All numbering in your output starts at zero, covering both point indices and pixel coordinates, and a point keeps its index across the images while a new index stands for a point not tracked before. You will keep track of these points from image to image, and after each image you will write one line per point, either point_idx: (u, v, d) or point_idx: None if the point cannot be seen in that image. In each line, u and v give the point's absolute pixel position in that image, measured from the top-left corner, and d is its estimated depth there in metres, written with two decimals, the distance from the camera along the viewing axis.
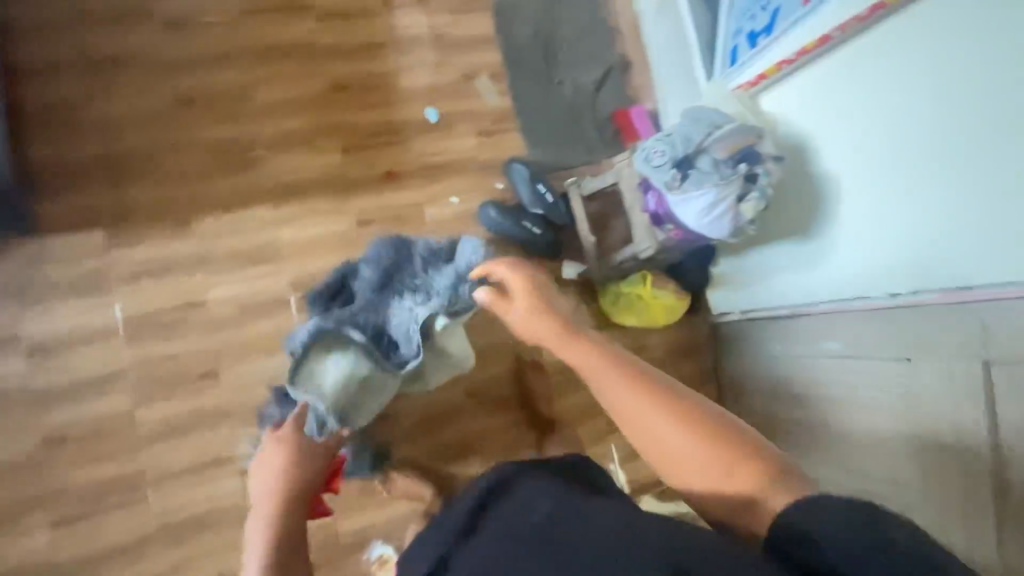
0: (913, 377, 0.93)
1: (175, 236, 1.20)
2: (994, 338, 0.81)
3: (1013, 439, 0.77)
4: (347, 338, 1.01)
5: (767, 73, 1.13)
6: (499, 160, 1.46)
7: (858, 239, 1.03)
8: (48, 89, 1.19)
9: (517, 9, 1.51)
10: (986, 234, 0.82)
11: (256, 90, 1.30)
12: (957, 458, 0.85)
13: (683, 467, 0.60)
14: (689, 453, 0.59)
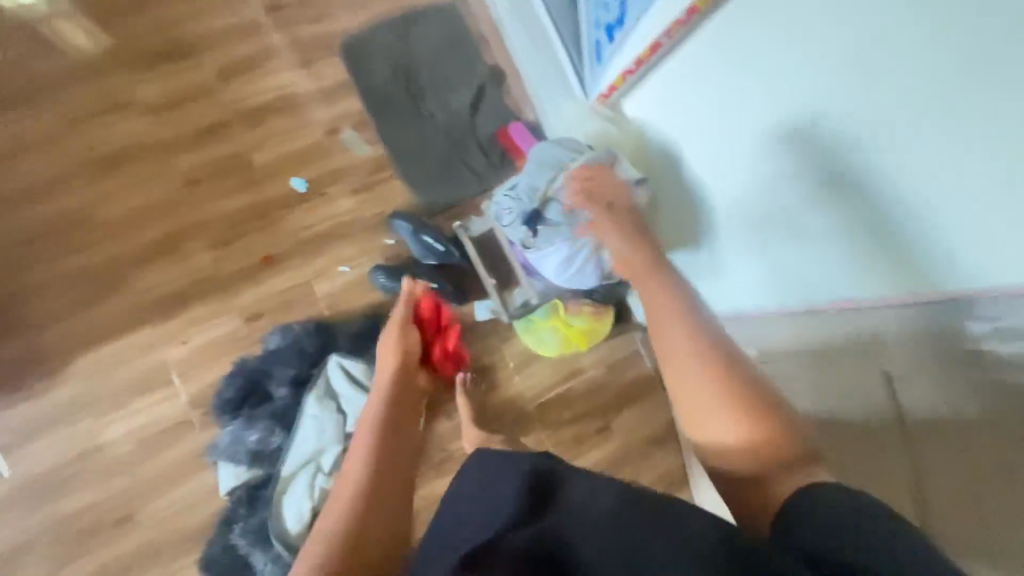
0: (824, 370, 0.75)
1: (54, 384, 1.15)
2: (884, 340, 0.65)
3: (923, 436, 0.58)
4: (283, 448, 1.18)
5: (616, 83, 1.04)
6: (385, 212, 1.34)
7: (753, 241, 0.90)
8: None
9: (367, 45, 1.38)
10: (865, 231, 0.68)
11: (102, 206, 1.22)
12: (874, 453, 0.65)
13: (710, 427, 0.55)
14: (725, 418, 0.54)
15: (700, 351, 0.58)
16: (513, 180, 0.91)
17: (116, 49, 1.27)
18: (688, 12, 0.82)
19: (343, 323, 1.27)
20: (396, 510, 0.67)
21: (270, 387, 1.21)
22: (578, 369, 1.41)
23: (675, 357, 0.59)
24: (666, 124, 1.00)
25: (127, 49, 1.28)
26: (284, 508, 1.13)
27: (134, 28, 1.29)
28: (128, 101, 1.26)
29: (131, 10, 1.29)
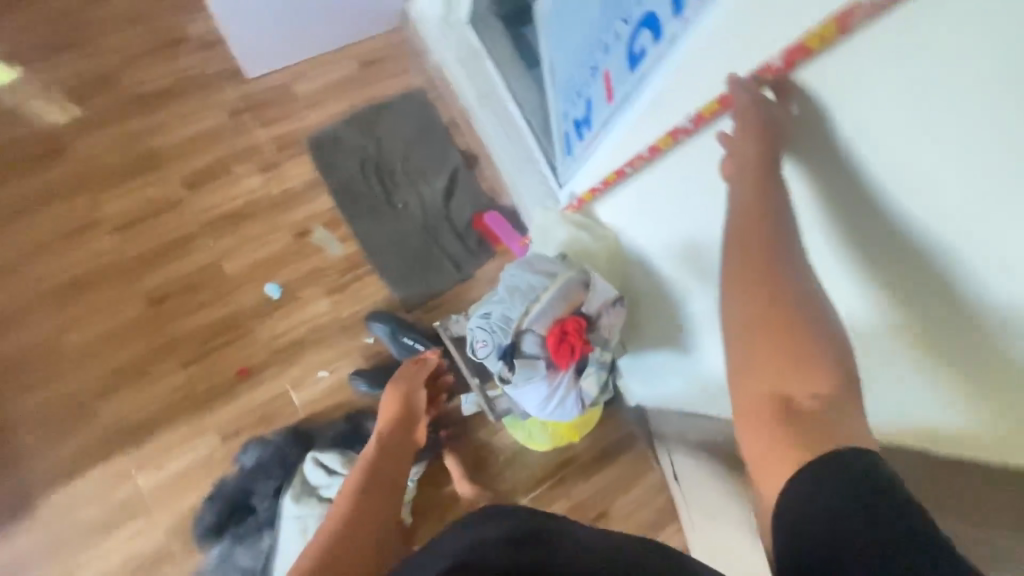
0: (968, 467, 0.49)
1: (27, 524, 1.11)
2: None
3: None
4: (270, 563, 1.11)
5: (585, 198, 1.07)
6: (363, 311, 1.31)
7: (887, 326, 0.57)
8: None
9: (338, 143, 1.38)
10: None
11: (70, 334, 1.20)
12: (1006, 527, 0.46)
13: (755, 365, 0.51)
14: (768, 354, 0.50)
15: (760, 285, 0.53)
16: (486, 307, 0.88)
17: (88, 169, 1.29)
18: (653, 150, 0.84)
19: (322, 425, 1.22)
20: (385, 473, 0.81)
21: (254, 502, 1.16)
22: (573, 456, 1.33)
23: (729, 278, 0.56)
24: (635, 235, 1.01)
25: (96, 169, 1.29)
26: None
27: (103, 150, 1.30)
28: (95, 221, 1.26)
29: (99, 131, 1.32)
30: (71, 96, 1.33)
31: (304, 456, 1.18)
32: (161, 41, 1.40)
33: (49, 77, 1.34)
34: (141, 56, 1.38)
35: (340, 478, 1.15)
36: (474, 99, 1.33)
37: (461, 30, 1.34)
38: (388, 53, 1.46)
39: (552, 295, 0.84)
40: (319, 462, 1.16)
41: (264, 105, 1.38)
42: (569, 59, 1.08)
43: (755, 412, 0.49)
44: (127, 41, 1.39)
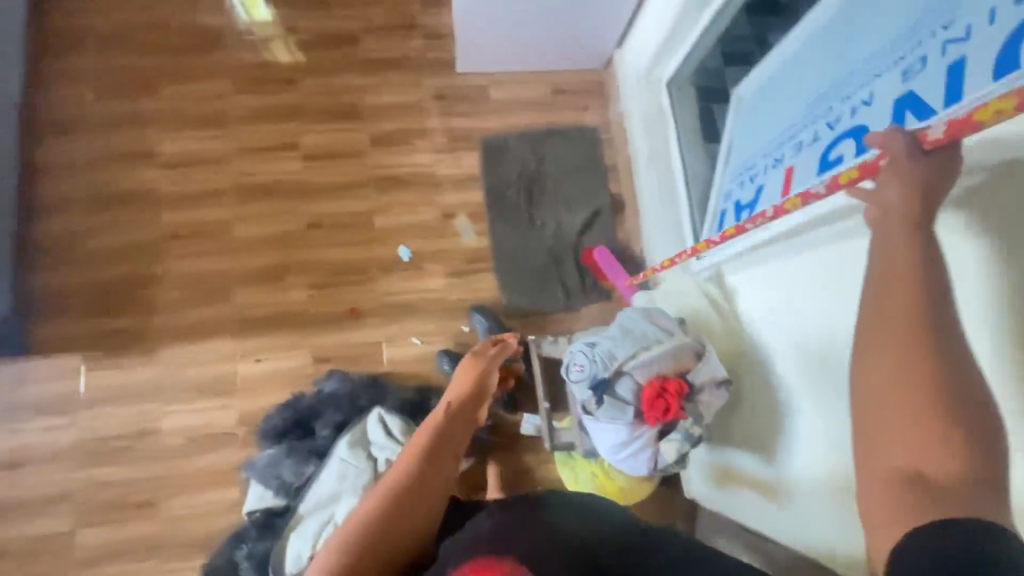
0: None
1: (144, 362, 1.28)
2: None
3: None
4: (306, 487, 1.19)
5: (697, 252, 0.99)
6: (469, 302, 1.39)
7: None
8: (60, 225, 1.31)
9: (507, 150, 1.49)
10: None
11: (236, 226, 1.37)
12: None
13: (884, 431, 0.41)
14: (892, 423, 0.41)
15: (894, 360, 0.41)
16: (594, 338, 0.90)
17: (300, 97, 1.46)
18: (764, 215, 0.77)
19: (396, 384, 1.30)
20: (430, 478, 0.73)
21: (316, 427, 1.25)
22: None
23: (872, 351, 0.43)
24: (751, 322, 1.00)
25: (307, 98, 1.46)
26: (293, 549, 1.12)
27: (318, 86, 1.47)
28: (288, 144, 1.43)
29: (322, 67, 1.48)
30: (305, 33, 1.49)
31: (370, 410, 1.25)
32: (395, 12, 1.53)
33: (299, 8, 1.51)
34: (377, 14, 1.53)
35: (394, 444, 1.20)
36: (644, 152, 1.39)
37: (657, 89, 1.39)
38: (583, 90, 1.56)
39: (659, 351, 0.84)
40: (382, 421, 1.23)
41: (459, 97, 1.51)
42: (753, 147, 1.16)
43: (883, 501, 0.40)
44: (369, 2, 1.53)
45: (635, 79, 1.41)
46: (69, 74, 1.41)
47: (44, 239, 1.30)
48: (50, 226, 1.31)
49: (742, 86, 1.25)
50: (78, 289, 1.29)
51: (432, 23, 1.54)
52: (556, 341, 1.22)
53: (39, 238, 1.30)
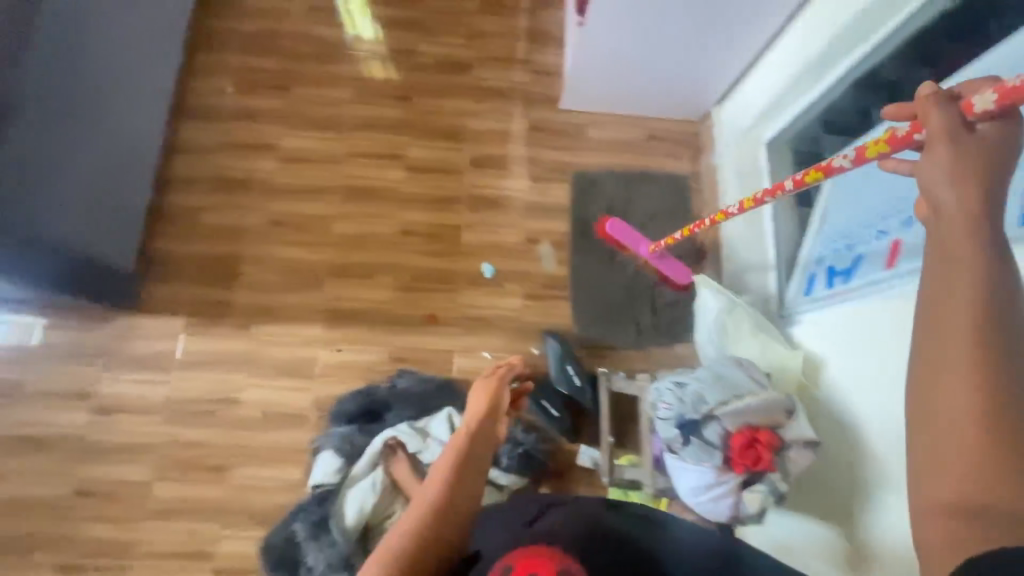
0: None
1: (237, 336, 1.37)
2: None
3: None
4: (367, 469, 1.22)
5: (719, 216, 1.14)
6: (542, 325, 1.43)
7: None
8: (185, 199, 1.44)
9: (597, 187, 1.55)
10: None
11: (336, 223, 1.45)
12: None
13: (933, 438, 0.38)
14: (945, 422, 0.38)
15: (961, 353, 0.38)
16: (682, 378, 0.92)
17: (411, 112, 1.55)
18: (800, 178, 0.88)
19: (464, 392, 1.34)
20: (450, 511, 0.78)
21: (386, 416, 1.30)
22: None
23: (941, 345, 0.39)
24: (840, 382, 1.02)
25: (418, 114, 1.55)
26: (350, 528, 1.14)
27: (430, 105, 1.57)
28: (393, 154, 1.51)
29: (436, 88, 1.59)
30: (423, 56, 1.61)
31: (440, 408, 1.29)
32: (508, 47, 1.64)
33: (423, 32, 1.63)
34: (493, 46, 1.64)
35: None
36: (735, 207, 1.43)
37: (755, 146, 1.43)
38: (677, 139, 1.60)
39: (753, 405, 0.85)
40: (450, 420, 1.27)
41: (557, 130, 1.58)
42: (850, 215, 1.15)
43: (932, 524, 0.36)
44: (485, 35, 1.65)
45: (733, 136, 1.46)
46: (210, 67, 1.54)
47: (169, 209, 1.43)
48: (176, 198, 1.44)
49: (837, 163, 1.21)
50: (190, 261, 1.40)
51: (540, 61, 1.64)
52: (627, 378, 1.25)
53: (165, 208, 1.43)
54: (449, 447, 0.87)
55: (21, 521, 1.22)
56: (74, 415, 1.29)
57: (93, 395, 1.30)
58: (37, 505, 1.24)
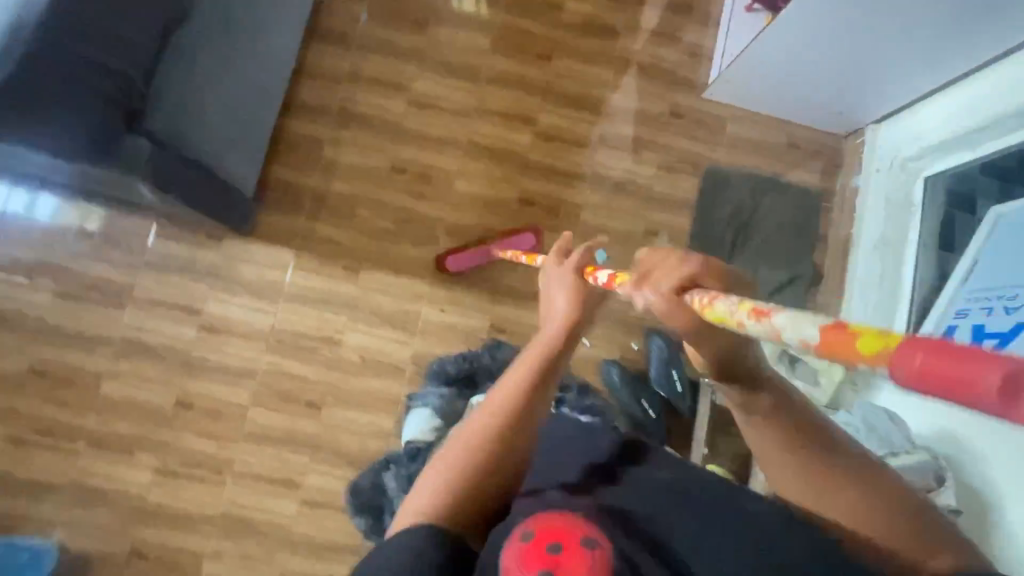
0: None
1: (344, 278, 1.35)
2: None
3: None
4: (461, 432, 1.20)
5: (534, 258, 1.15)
6: (645, 321, 1.40)
7: None
8: (308, 127, 1.39)
9: (725, 187, 1.48)
10: None
11: (457, 180, 1.42)
12: None
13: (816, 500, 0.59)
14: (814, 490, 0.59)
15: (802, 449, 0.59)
16: None
17: (548, 74, 1.48)
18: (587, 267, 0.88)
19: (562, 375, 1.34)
20: (500, 464, 0.58)
21: (484, 382, 1.28)
22: None
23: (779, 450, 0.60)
24: (973, 442, 1.03)
25: (555, 79, 1.48)
26: None
27: (568, 70, 1.48)
28: (526, 117, 1.45)
29: (577, 52, 1.49)
30: (570, 14, 1.50)
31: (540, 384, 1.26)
32: (663, 19, 1.53)
33: None
34: (642, 16, 1.52)
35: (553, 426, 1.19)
36: (872, 238, 1.38)
37: (910, 178, 1.36)
38: (818, 152, 1.51)
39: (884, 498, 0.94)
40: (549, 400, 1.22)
41: (696, 119, 1.49)
42: (1011, 267, 1.09)
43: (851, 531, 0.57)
44: (640, 1, 1.53)
45: (888, 161, 1.38)
46: None
47: (291, 135, 1.39)
48: (299, 125, 1.40)
49: (1005, 204, 1.14)
50: (309, 193, 1.37)
51: (693, 41, 1.52)
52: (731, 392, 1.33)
53: (287, 133, 1.39)
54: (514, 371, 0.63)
55: (127, 421, 1.27)
56: (182, 328, 1.30)
57: (201, 312, 1.31)
58: (142, 408, 1.27)
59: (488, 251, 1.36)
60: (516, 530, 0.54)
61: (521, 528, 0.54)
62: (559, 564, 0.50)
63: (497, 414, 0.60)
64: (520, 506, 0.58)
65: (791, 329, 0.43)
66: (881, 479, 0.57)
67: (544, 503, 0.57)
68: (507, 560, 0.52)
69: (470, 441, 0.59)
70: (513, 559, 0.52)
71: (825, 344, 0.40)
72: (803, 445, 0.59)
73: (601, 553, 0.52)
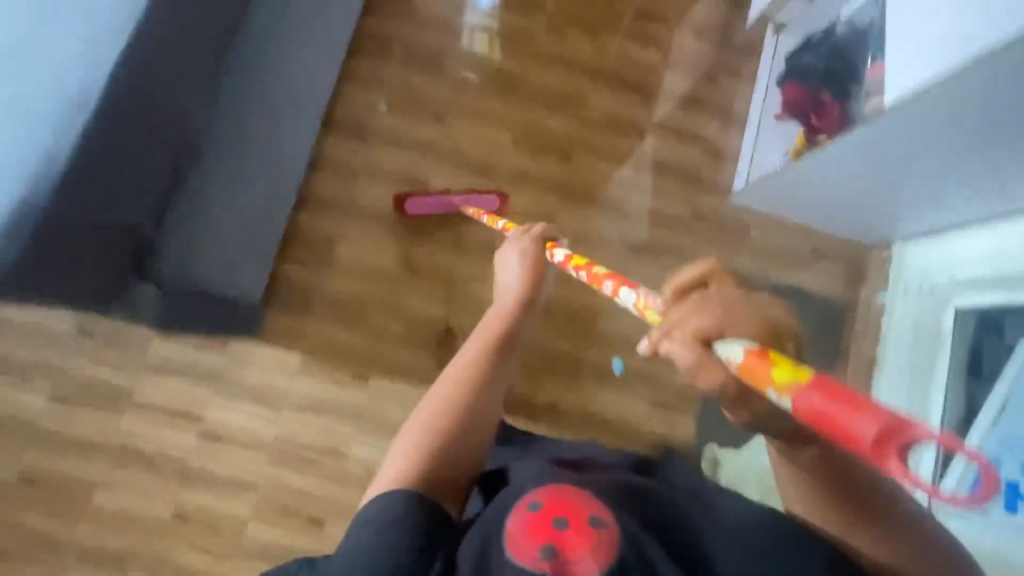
0: None
1: (353, 385, 1.30)
2: None
3: None
4: None
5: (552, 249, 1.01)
6: (662, 437, 1.36)
7: None
8: (321, 223, 1.34)
9: (749, 296, 1.44)
10: None
11: (474, 283, 1.37)
12: None
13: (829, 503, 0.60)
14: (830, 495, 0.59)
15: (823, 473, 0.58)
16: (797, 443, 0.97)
17: (571, 174, 1.44)
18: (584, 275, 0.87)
19: None
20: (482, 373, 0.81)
21: None
22: None
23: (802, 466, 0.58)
24: None
25: (578, 178, 1.44)
26: None
27: (592, 170, 1.44)
28: (547, 218, 1.41)
29: (601, 151, 1.45)
30: (594, 110, 1.46)
31: None
32: (689, 119, 1.49)
33: (599, 84, 1.47)
34: (670, 116, 1.48)
35: None
36: (900, 364, 1.34)
37: (939, 305, 1.29)
38: (845, 262, 1.47)
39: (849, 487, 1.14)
40: None
41: (721, 224, 1.45)
42: None
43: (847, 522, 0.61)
44: (668, 100, 1.49)
45: (916, 285, 1.34)
46: (370, 77, 1.40)
47: (303, 231, 1.33)
48: (311, 220, 1.34)
49: None
50: (321, 295, 1.32)
51: (719, 141, 1.49)
52: None
53: (298, 228, 1.33)
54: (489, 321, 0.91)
55: (118, 534, 1.21)
56: (182, 436, 1.25)
57: (202, 419, 1.26)
58: (135, 521, 1.22)
59: (448, 200, 1.35)
60: (525, 498, 0.69)
61: (531, 499, 0.68)
62: (564, 537, 0.63)
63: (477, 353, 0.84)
64: (531, 479, 0.72)
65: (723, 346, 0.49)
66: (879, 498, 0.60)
67: (557, 482, 0.71)
68: (518, 528, 0.65)
69: (459, 362, 0.83)
70: (521, 522, 0.65)
71: (742, 373, 0.46)
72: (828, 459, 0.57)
73: (604, 532, 0.64)
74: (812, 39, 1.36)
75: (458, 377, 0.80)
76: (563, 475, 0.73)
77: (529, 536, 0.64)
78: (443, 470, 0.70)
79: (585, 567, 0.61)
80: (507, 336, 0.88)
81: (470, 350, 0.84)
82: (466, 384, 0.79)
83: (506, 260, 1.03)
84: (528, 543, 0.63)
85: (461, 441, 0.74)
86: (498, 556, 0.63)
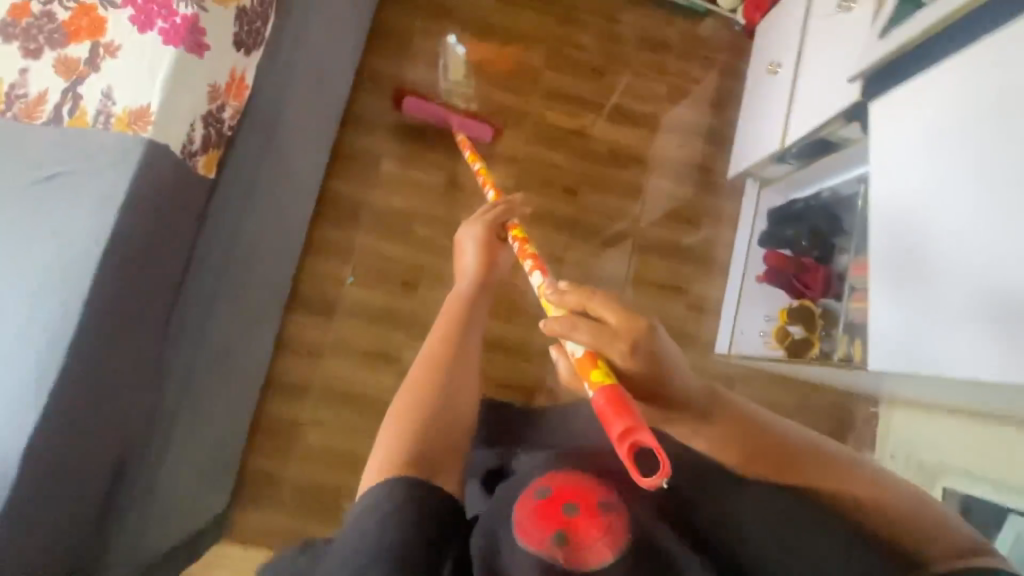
0: None
1: None
2: None
3: None
4: None
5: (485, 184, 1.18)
6: None
7: None
8: (289, 409, 1.29)
9: None
10: None
11: None
12: None
13: (799, 467, 0.62)
14: (791, 459, 0.63)
15: (766, 443, 0.64)
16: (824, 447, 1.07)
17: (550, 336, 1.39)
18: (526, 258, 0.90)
19: None
20: (459, 345, 0.74)
21: None
22: None
23: (740, 432, 0.64)
24: None
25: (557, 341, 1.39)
26: None
27: None
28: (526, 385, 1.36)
29: None
30: (570, 265, 1.41)
31: None
32: (667, 269, 1.44)
33: (575, 239, 1.43)
34: (650, 268, 1.44)
35: None
36: None
37: (926, 481, 1.28)
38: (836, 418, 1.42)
39: None
40: None
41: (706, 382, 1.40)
42: None
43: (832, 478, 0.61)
44: (646, 252, 1.44)
45: (903, 453, 1.32)
46: (335, 248, 1.35)
47: (270, 418, 1.28)
48: (279, 406, 1.29)
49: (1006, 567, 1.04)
50: (291, 482, 1.27)
51: (700, 290, 1.44)
52: None
53: (266, 415, 1.28)
54: (450, 304, 0.83)
55: None
56: None
57: None
58: None
59: (445, 117, 1.37)
60: (531, 487, 0.59)
61: (537, 486, 0.59)
62: (574, 523, 0.55)
63: (445, 333, 0.75)
64: (535, 468, 0.64)
65: (573, 345, 0.62)
66: (833, 463, 0.63)
67: (564, 467, 0.62)
68: (524, 510, 0.57)
69: (428, 343, 0.74)
70: (529, 513, 0.56)
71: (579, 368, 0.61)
72: (749, 428, 0.64)
73: (616, 518, 0.56)
74: (793, 206, 1.33)
75: (422, 368, 0.70)
76: (569, 460, 0.64)
77: (535, 521, 0.55)
78: (438, 448, 0.61)
79: (597, 555, 0.53)
80: (474, 313, 0.81)
81: (438, 332, 0.76)
82: (441, 367, 0.69)
83: (461, 242, 1.02)
84: (539, 530, 0.55)
85: (443, 420, 0.64)
86: (504, 552, 0.53)
